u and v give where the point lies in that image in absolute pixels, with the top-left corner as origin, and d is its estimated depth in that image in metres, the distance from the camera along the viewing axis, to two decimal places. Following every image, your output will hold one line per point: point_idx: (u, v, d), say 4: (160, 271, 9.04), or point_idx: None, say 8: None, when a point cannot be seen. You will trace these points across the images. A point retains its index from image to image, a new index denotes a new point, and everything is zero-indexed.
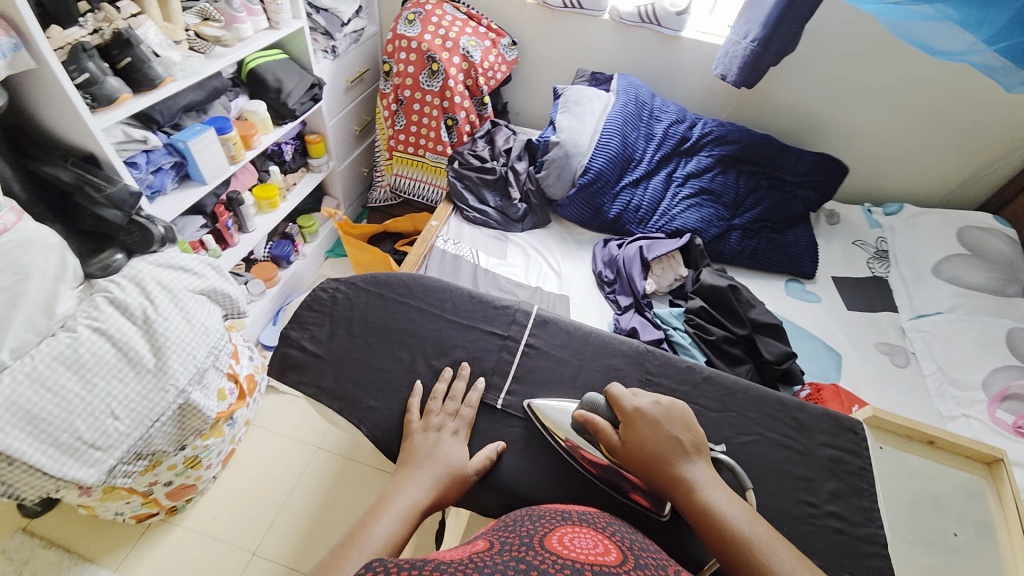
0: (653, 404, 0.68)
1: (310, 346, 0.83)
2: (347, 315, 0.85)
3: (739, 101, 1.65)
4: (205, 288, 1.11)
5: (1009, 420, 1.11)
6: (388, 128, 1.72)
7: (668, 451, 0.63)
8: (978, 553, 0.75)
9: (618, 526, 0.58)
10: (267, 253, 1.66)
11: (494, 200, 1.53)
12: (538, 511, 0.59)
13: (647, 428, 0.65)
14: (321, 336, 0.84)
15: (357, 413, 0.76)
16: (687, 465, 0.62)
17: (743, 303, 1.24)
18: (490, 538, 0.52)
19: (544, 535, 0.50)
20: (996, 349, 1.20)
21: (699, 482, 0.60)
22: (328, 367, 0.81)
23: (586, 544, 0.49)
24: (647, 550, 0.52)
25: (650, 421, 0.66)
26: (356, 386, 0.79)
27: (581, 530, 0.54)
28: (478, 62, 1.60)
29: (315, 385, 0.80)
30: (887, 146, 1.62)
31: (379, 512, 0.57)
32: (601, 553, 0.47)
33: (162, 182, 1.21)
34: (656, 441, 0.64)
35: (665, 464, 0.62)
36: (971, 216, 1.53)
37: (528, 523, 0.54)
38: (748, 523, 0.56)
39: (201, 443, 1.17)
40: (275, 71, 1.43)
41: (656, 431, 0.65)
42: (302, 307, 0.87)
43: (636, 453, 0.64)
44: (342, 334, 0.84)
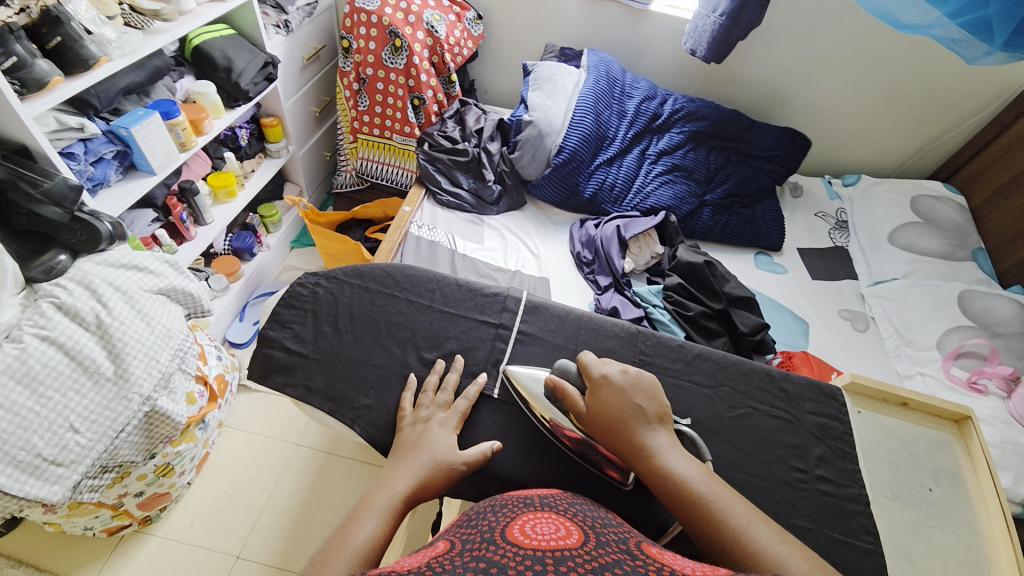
0: (619, 372, 0.68)
1: (294, 346, 0.79)
2: (332, 311, 0.82)
3: (707, 76, 1.66)
4: (164, 287, 1.04)
5: (962, 376, 1.20)
6: (350, 109, 1.63)
7: (631, 416, 0.63)
8: (951, 504, 0.82)
9: (581, 505, 0.55)
10: (228, 246, 1.56)
11: (467, 182, 1.49)
12: (498, 500, 0.55)
13: (613, 394, 0.65)
14: (305, 335, 0.80)
15: (351, 413, 0.73)
16: (649, 430, 0.62)
17: (718, 278, 1.27)
18: (451, 537, 0.48)
19: (505, 527, 0.46)
20: (948, 310, 1.30)
21: (659, 446, 0.61)
22: (316, 367, 0.77)
23: (549, 529, 0.46)
24: (610, 525, 0.50)
25: (615, 388, 0.66)
26: (347, 385, 0.76)
27: (543, 514, 0.50)
28: (444, 37, 1.53)
29: (304, 386, 0.76)
30: (846, 119, 1.68)
31: (361, 508, 0.55)
32: (563, 537, 0.44)
33: (105, 174, 1.11)
34: (620, 406, 0.64)
35: (628, 428, 0.62)
36: (923, 185, 1.62)
37: (490, 515, 0.50)
38: (705, 483, 0.57)
39: (173, 449, 1.11)
40: (223, 49, 1.32)
41: (621, 397, 0.65)
42: (280, 305, 0.82)
43: (602, 418, 0.64)
44: (328, 331, 0.80)
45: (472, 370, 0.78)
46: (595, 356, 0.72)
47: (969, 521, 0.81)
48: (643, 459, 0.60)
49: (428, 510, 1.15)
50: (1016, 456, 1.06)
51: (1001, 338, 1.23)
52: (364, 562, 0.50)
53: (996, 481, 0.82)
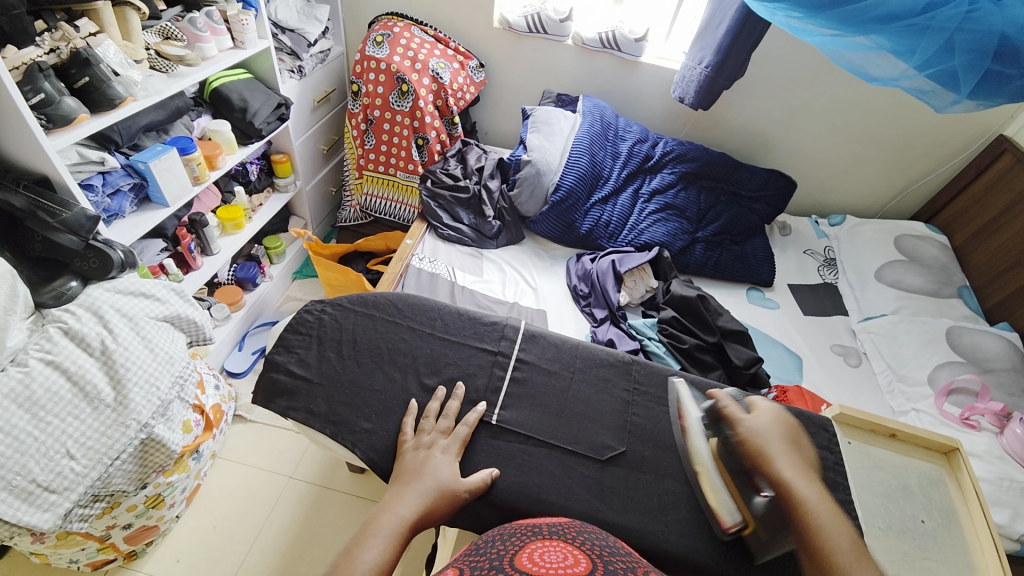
0: (777, 412, 0.82)
1: (298, 370, 0.80)
2: (336, 336, 0.84)
3: (696, 121, 1.76)
4: (169, 314, 1.07)
5: (956, 411, 1.21)
6: (357, 147, 1.71)
7: (778, 442, 0.76)
8: (944, 537, 0.82)
9: (588, 533, 0.55)
10: (232, 276, 1.59)
11: (468, 218, 1.54)
12: (508, 528, 0.55)
13: (767, 423, 0.78)
14: (309, 359, 0.81)
15: (351, 437, 0.74)
16: (794, 465, 0.74)
17: (711, 312, 1.31)
18: (459, 564, 0.47)
19: (514, 554, 0.46)
20: (936, 346, 1.33)
21: (799, 482, 0.71)
22: (319, 391, 0.78)
23: (557, 557, 0.46)
24: (619, 554, 0.50)
25: (769, 421, 0.79)
26: (349, 409, 0.77)
27: (551, 542, 0.50)
28: (447, 83, 1.63)
29: (306, 410, 0.77)
30: (830, 162, 1.76)
31: (366, 532, 0.56)
32: (571, 565, 0.44)
33: (120, 205, 1.15)
34: (770, 433, 0.77)
35: (777, 455, 0.74)
36: (907, 225, 1.69)
37: (498, 543, 0.50)
38: (845, 537, 0.66)
39: (165, 480, 1.10)
40: (240, 91, 1.41)
41: (771, 433, 0.77)
42: (286, 331, 0.85)
43: (754, 437, 0.75)
44: (331, 356, 0.82)
45: (470, 396, 0.79)
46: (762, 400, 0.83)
47: (963, 554, 0.81)
48: (789, 490, 0.70)
49: (422, 545, 1.13)
50: (1011, 493, 1.07)
51: (991, 373, 1.25)
52: None
53: (988, 516, 0.82)
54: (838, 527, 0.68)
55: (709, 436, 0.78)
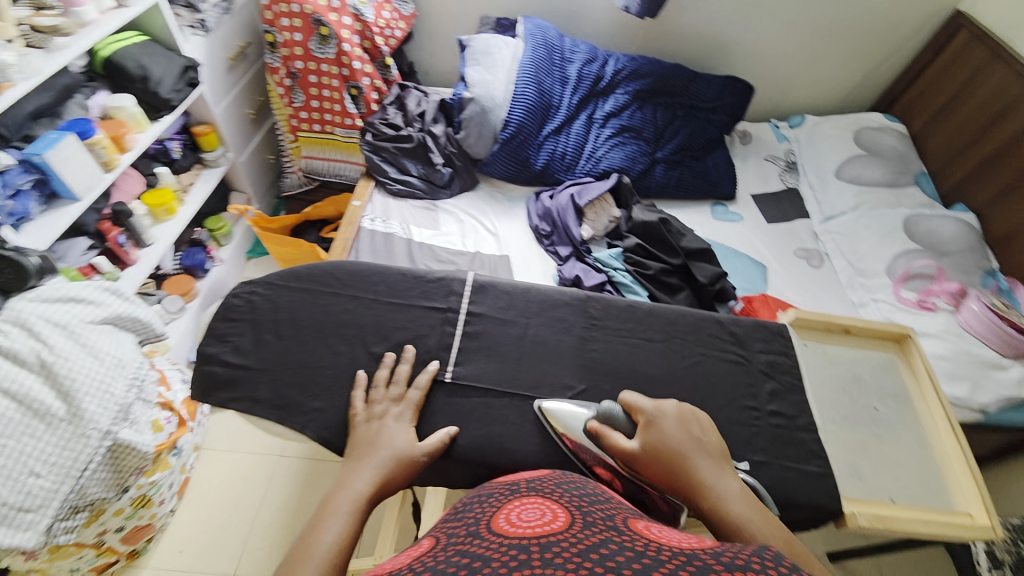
0: (666, 406, 0.68)
1: (234, 359, 0.77)
2: (271, 318, 0.80)
3: (646, 32, 1.64)
4: (110, 316, 1.01)
5: (912, 297, 1.26)
6: (286, 106, 1.56)
7: (687, 450, 0.63)
8: (897, 419, 0.86)
9: (568, 484, 0.53)
10: (178, 265, 1.51)
11: (416, 169, 1.45)
12: (486, 489, 0.54)
13: (669, 428, 0.65)
14: (245, 346, 0.78)
15: (303, 417, 0.73)
16: (710, 471, 0.61)
17: (674, 233, 1.29)
18: (437, 532, 0.46)
19: (491, 519, 0.44)
20: (895, 237, 1.35)
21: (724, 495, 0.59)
22: (260, 377, 0.76)
23: (534, 515, 0.44)
24: (597, 502, 0.48)
25: (667, 420, 0.66)
26: (296, 390, 0.75)
27: (529, 499, 0.48)
28: (372, 20, 1.48)
29: (250, 398, 0.74)
30: (787, 60, 1.68)
31: (323, 512, 0.56)
32: (549, 522, 0.41)
33: (25, 206, 1.05)
34: (677, 443, 0.63)
35: (693, 467, 0.61)
36: (866, 117, 1.66)
37: (476, 507, 0.48)
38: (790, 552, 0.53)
39: (147, 480, 1.09)
40: (136, 57, 1.25)
41: (674, 437, 0.64)
42: (216, 319, 0.80)
43: (653, 458, 0.62)
44: (270, 339, 0.78)
45: (423, 357, 0.78)
46: (644, 396, 0.70)
47: (919, 434, 0.86)
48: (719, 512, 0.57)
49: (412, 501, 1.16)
50: (966, 366, 1.13)
51: (947, 257, 1.29)
52: (333, 566, 0.51)
53: (938, 392, 0.87)
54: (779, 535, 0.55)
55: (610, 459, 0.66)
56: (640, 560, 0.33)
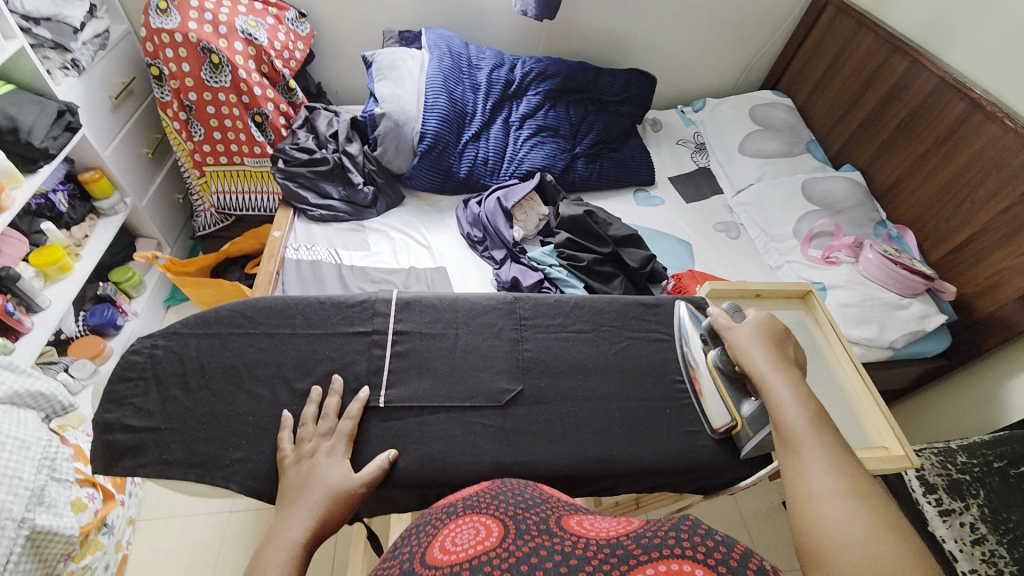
0: (768, 318, 0.73)
1: (137, 422, 0.71)
2: (177, 370, 0.74)
3: (548, 34, 1.69)
4: (2, 395, 0.90)
5: (819, 254, 1.37)
6: (185, 141, 1.47)
7: (764, 348, 0.69)
8: (811, 369, 0.94)
9: (506, 492, 0.54)
10: (83, 326, 1.37)
11: (337, 190, 1.40)
12: (425, 516, 0.54)
13: (751, 328, 0.72)
14: (150, 406, 0.72)
15: (223, 472, 0.68)
16: (774, 364, 0.67)
17: (600, 224, 1.34)
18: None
19: (426, 550, 0.44)
20: (796, 201, 1.47)
21: (779, 382, 0.65)
22: (171, 436, 0.70)
23: (468, 536, 0.44)
24: (534, 506, 0.49)
25: (755, 325, 0.72)
26: (213, 444, 0.70)
27: (466, 518, 0.48)
28: (267, 43, 1.41)
29: (161, 461, 0.69)
30: (681, 49, 1.79)
31: (255, 568, 0.53)
32: (483, 539, 0.43)
33: None
34: (755, 342, 0.70)
35: (759, 363, 0.67)
36: (757, 95, 1.80)
37: (412, 540, 0.48)
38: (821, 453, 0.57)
39: (78, 565, 0.99)
40: (1, 108, 1.12)
41: (755, 337, 0.70)
42: (112, 382, 0.73)
43: (738, 345, 0.71)
44: (178, 394, 0.73)
45: (352, 384, 0.75)
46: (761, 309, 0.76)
47: (834, 379, 0.94)
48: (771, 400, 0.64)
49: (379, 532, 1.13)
50: (871, 308, 1.25)
51: (842, 214, 1.42)
52: None
53: (842, 340, 0.95)
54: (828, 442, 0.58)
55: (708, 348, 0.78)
56: (567, 562, 0.37)
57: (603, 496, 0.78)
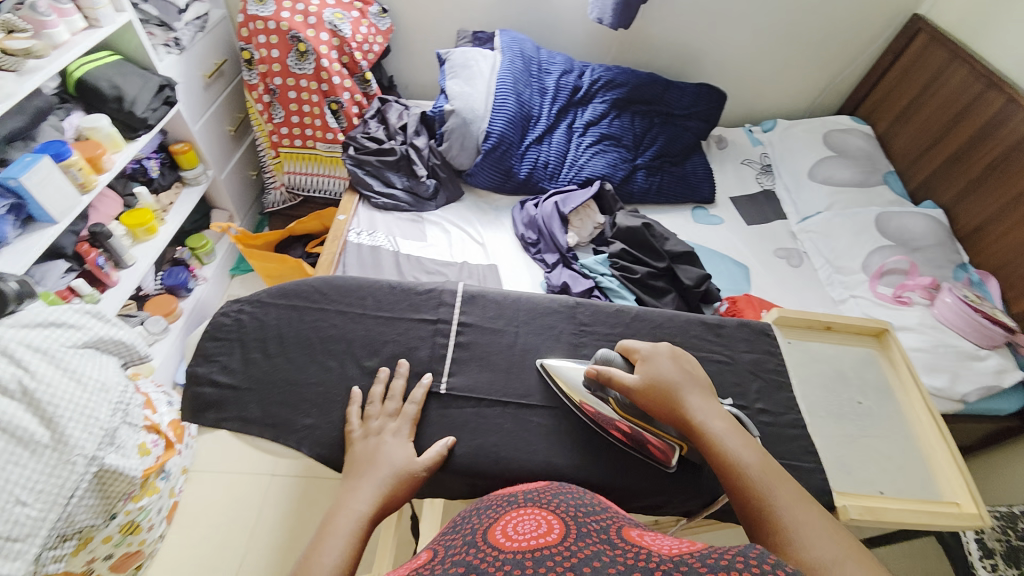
0: (662, 348, 0.72)
1: (224, 378, 0.76)
2: (259, 336, 0.79)
3: (620, 43, 1.69)
4: (88, 339, 0.98)
5: (888, 292, 1.30)
6: (265, 122, 1.56)
7: (679, 381, 0.67)
8: (881, 412, 0.89)
9: (567, 496, 0.54)
10: (160, 285, 1.48)
11: (401, 181, 1.45)
12: (485, 502, 0.56)
13: (663, 363, 0.69)
14: (235, 365, 0.77)
15: (294, 435, 0.72)
16: (699, 399, 0.65)
17: (657, 238, 1.32)
18: (434, 545, 0.49)
19: (489, 529, 0.47)
20: (868, 235, 1.40)
21: (711, 420, 0.63)
22: (250, 396, 0.75)
23: (530, 527, 0.46)
24: (594, 513, 0.50)
25: (662, 358, 0.70)
26: (286, 408, 0.74)
27: (527, 510, 0.50)
28: (350, 35, 1.48)
29: (240, 417, 0.73)
30: (756, 67, 1.74)
31: (324, 533, 0.55)
32: (544, 534, 0.44)
33: (3, 231, 1.03)
34: (671, 377, 0.67)
35: (683, 399, 0.65)
36: (833, 120, 1.72)
37: (474, 518, 0.51)
38: (783, 493, 0.55)
39: (135, 506, 1.07)
40: (110, 78, 1.23)
41: (670, 370, 0.68)
42: (204, 339, 0.79)
43: (651, 392, 0.66)
44: (259, 357, 0.77)
45: (416, 368, 0.78)
46: (642, 340, 0.74)
47: (903, 425, 0.88)
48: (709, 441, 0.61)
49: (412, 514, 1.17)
50: (942, 356, 1.18)
51: (918, 252, 1.34)
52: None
53: (918, 384, 0.90)
54: (779, 477, 0.57)
55: (606, 398, 0.72)
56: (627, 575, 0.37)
57: (648, 512, 0.77)
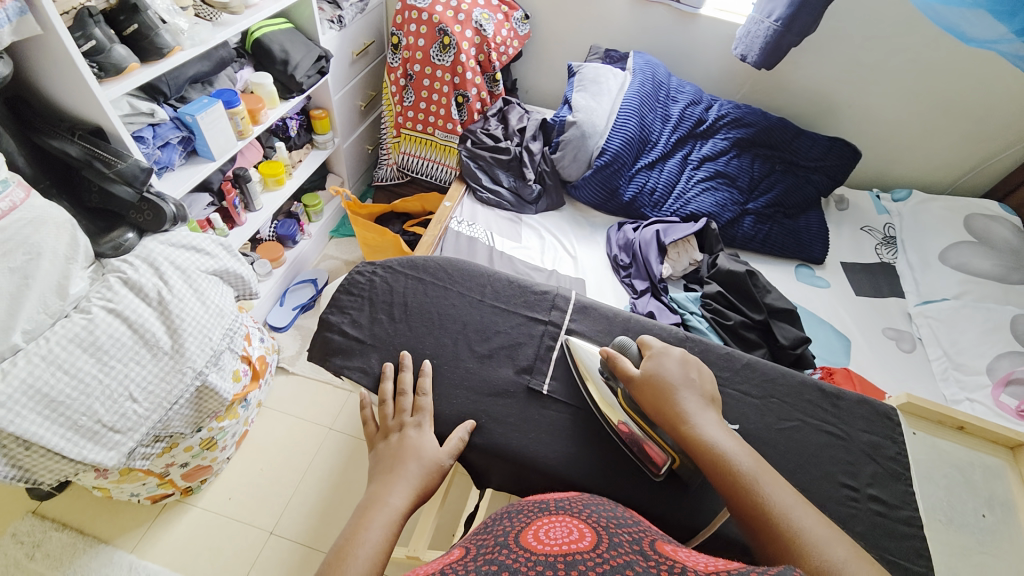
0: (671, 350, 0.73)
1: (352, 331, 0.82)
2: (387, 299, 0.84)
3: (755, 81, 1.63)
4: (217, 268, 1.09)
5: (1012, 404, 1.15)
6: (395, 104, 1.67)
7: (679, 383, 0.68)
8: (1002, 533, 0.79)
9: (596, 505, 0.56)
10: (273, 232, 1.62)
11: (508, 180, 1.49)
12: (515, 505, 0.57)
13: (670, 366, 0.70)
14: (362, 321, 0.82)
15: None
16: (699, 402, 0.67)
17: (759, 289, 1.25)
18: (467, 544, 0.50)
19: (520, 532, 0.48)
20: (1001, 334, 1.25)
21: (710, 423, 0.65)
22: (372, 351, 0.80)
23: (561, 533, 0.47)
24: (625, 525, 0.51)
25: (670, 358, 0.72)
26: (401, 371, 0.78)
27: (557, 518, 0.51)
28: (491, 36, 1.55)
29: (362, 368, 0.78)
30: (901, 131, 1.62)
31: (359, 526, 0.57)
32: (575, 540, 0.45)
33: (170, 158, 1.18)
34: (675, 377, 0.69)
35: (683, 399, 0.67)
36: (978, 203, 1.55)
37: (504, 521, 0.52)
38: (785, 501, 0.57)
39: (217, 425, 1.17)
40: (281, 42, 1.37)
41: (676, 371, 0.70)
42: (339, 292, 0.86)
43: (656, 390, 0.68)
44: (383, 319, 0.82)
45: (520, 364, 0.80)
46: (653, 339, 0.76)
47: None
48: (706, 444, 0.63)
49: (457, 502, 1.20)
50: None
51: None
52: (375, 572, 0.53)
53: None
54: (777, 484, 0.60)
55: (615, 388, 0.74)
56: None
57: None
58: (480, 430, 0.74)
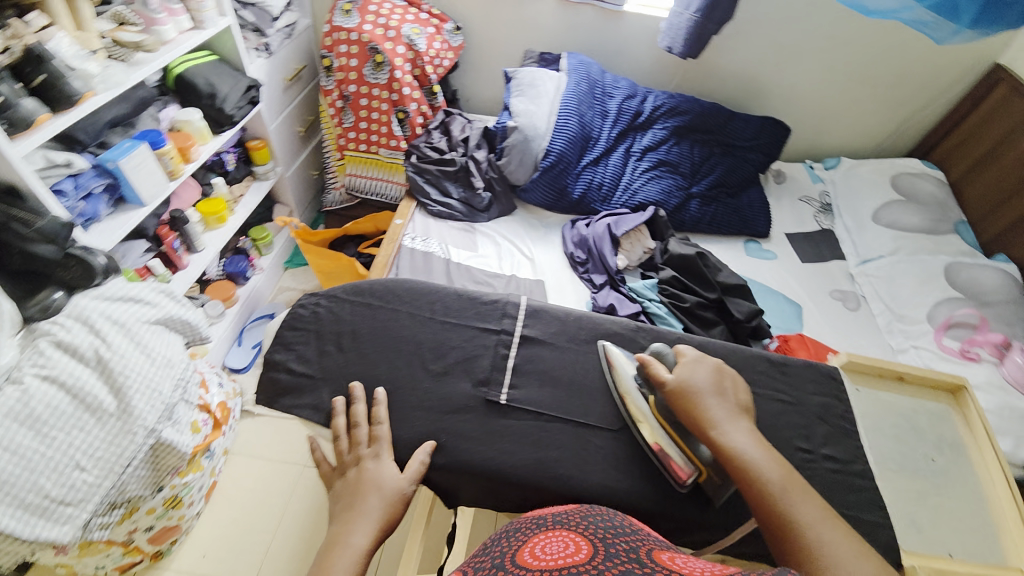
0: (706, 358, 0.73)
1: (299, 367, 0.80)
2: (335, 329, 0.83)
3: (685, 70, 1.69)
4: (161, 316, 1.03)
5: (955, 346, 1.23)
6: (335, 126, 1.64)
7: (710, 393, 0.68)
8: (951, 470, 0.85)
9: (596, 516, 0.55)
10: (222, 271, 1.57)
11: (457, 191, 1.49)
12: (514, 524, 0.57)
13: (700, 375, 0.70)
14: (309, 356, 0.81)
15: None
16: (728, 413, 0.66)
17: (711, 268, 1.30)
18: (463, 566, 0.49)
19: (516, 551, 0.47)
20: (933, 284, 1.34)
21: (738, 433, 0.64)
22: (323, 385, 0.78)
23: (558, 547, 0.47)
24: (624, 534, 0.51)
25: (704, 367, 0.71)
26: None
27: (555, 533, 0.51)
28: (424, 50, 1.55)
29: (313, 406, 0.77)
30: (824, 104, 1.71)
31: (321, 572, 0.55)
32: (571, 554, 0.45)
33: (95, 209, 1.11)
34: (706, 386, 0.69)
35: (711, 408, 0.67)
36: (902, 163, 1.66)
37: (503, 542, 0.51)
38: (808, 510, 0.57)
39: (180, 481, 1.11)
40: (206, 75, 1.33)
41: (706, 381, 0.69)
42: (284, 328, 0.83)
43: (685, 398, 0.68)
44: (332, 350, 0.81)
45: (478, 377, 0.80)
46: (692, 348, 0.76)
47: (974, 488, 0.84)
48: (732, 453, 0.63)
49: (441, 522, 1.18)
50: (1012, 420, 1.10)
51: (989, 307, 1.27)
52: None
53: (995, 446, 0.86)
54: (803, 494, 0.59)
55: (648, 395, 0.75)
56: None
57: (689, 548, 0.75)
58: (442, 449, 0.73)
